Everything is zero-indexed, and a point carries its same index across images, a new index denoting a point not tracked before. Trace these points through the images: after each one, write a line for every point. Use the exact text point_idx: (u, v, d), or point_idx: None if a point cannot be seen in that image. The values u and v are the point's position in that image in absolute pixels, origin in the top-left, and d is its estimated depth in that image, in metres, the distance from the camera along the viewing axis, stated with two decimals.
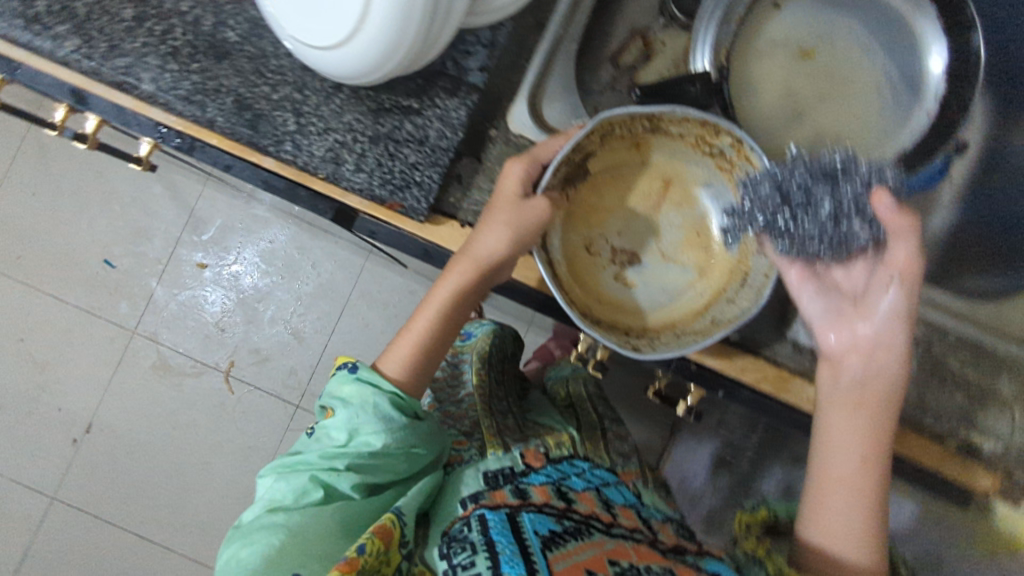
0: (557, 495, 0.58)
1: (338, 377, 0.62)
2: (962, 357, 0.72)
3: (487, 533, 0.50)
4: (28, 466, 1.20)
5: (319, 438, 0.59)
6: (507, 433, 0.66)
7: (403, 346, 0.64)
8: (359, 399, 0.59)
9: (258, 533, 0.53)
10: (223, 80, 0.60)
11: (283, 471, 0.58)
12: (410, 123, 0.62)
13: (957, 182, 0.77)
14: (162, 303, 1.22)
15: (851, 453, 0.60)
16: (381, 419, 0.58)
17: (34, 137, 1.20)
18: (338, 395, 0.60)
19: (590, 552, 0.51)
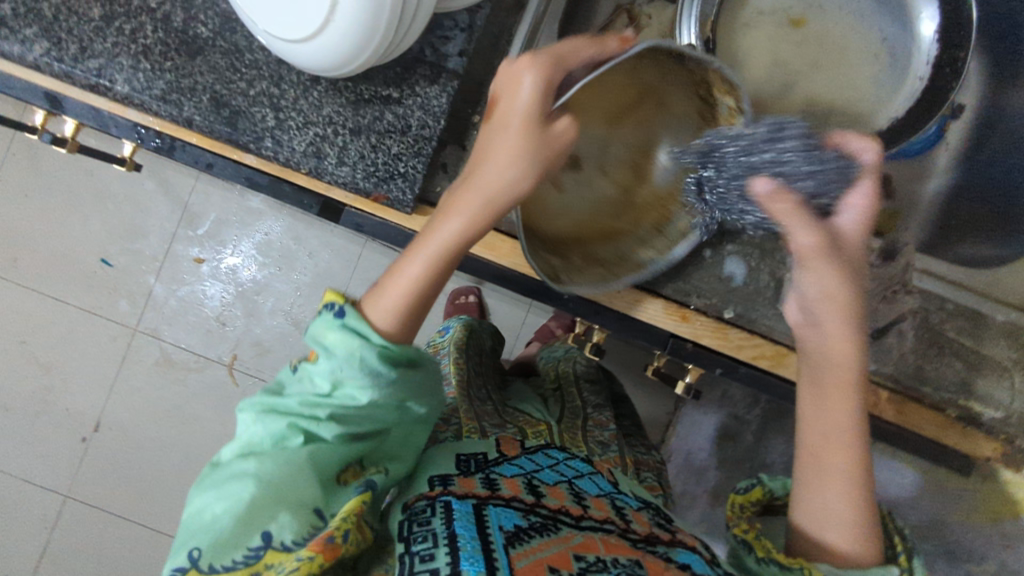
0: (527, 488, 0.54)
1: (323, 318, 0.48)
2: (960, 326, 0.70)
3: (450, 524, 0.47)
4: (41, 466, 1.21)
5: (301, 381, 0.48)
6: (485, 418, 0.64)
7: (390, 294, 0.49)
8: (345, 351, 0.47)
9: (229, 485, 0.45)
10: (198, 78, 0.59)
11: (259, 411, 0.48)
12: (391, 113, 0.61)
13: (954, 147, 0.79)
14: (161, 299, 1.22)
15: (827, 430, 0.55)
16: (371, 376, 0.47)
17: (22, 139, 1.19)
18: (321, 341, 0.48)
19: (556, 547, 0.48)
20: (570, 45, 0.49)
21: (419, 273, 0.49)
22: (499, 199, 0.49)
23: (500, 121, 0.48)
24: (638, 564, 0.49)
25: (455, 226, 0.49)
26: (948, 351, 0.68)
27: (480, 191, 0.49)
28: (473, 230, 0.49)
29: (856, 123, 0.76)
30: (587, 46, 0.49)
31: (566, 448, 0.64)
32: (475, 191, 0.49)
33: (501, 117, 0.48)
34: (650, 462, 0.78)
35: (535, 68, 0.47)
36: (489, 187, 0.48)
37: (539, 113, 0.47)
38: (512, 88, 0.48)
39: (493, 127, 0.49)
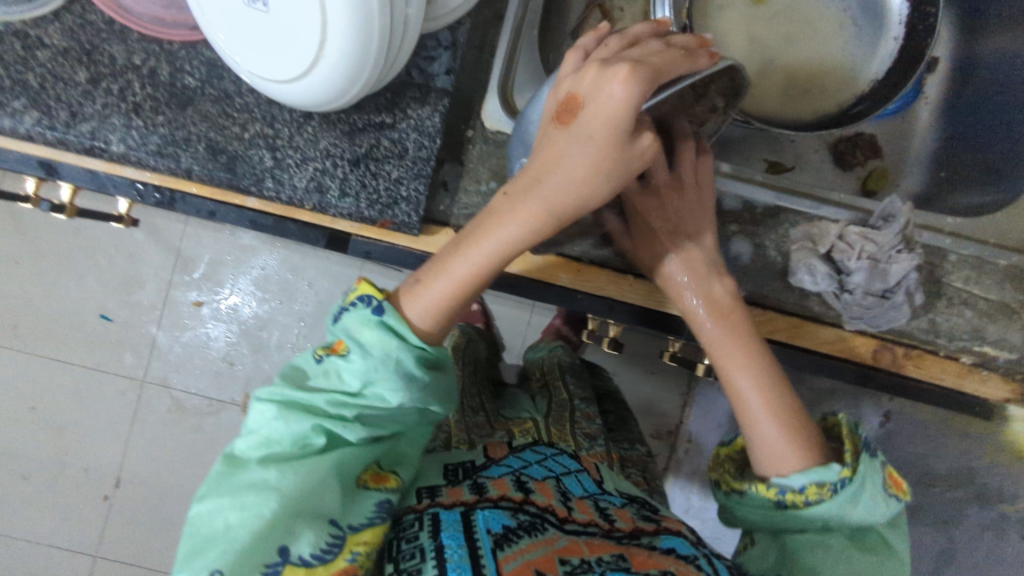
0: (515, 486, 0.56)
1: (357, 314, 0.51)
2: (969, 273, 0.69)
3: (438, 536, 0.49)
4: (67, 528, 1.21)
5: (329, 377, 0.50)
6: (474, 429, 0.67)
7: (434, 292, 0.52)
8: (380, 350, 0.49)
9: (249, 495, 0.45)
10: (192, 128, 0.59)
11: (282, 410, 0.48)
12: (387, 138, 0.61)
13: (933, 101, 0.83)
14: (166, 348, 1.22)
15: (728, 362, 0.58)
16: (403, 381, 0.49)
17: (6, 206, 1.18)
18: (356, 338, 0.50)
19: (542, 549, 0.49)
20: (667, 58, 0.47)
21: (464, 276, 0.52)
22: (559, 212, 0.50)
23: (580, 132, 0.48)
24: (624, 558, 0.50)
25: (508, 237, 0.51)
26: (959, 301, 0.68)
27: (542, 204, 0.50)
28: (524, 243, 0.51)
29: (829, 91, 0.79)
30: (685, 62, 0.48)
31: (554, 444, 0.66)
32: (539, 203, 0.50)
33: (582, 130, 0.48)
34: (635, 456, 0.79)
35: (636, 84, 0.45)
36: (551, 202, 0.50)
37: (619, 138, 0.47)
38: (604, 98, 0.46)
39: (568, 132, 0.49)
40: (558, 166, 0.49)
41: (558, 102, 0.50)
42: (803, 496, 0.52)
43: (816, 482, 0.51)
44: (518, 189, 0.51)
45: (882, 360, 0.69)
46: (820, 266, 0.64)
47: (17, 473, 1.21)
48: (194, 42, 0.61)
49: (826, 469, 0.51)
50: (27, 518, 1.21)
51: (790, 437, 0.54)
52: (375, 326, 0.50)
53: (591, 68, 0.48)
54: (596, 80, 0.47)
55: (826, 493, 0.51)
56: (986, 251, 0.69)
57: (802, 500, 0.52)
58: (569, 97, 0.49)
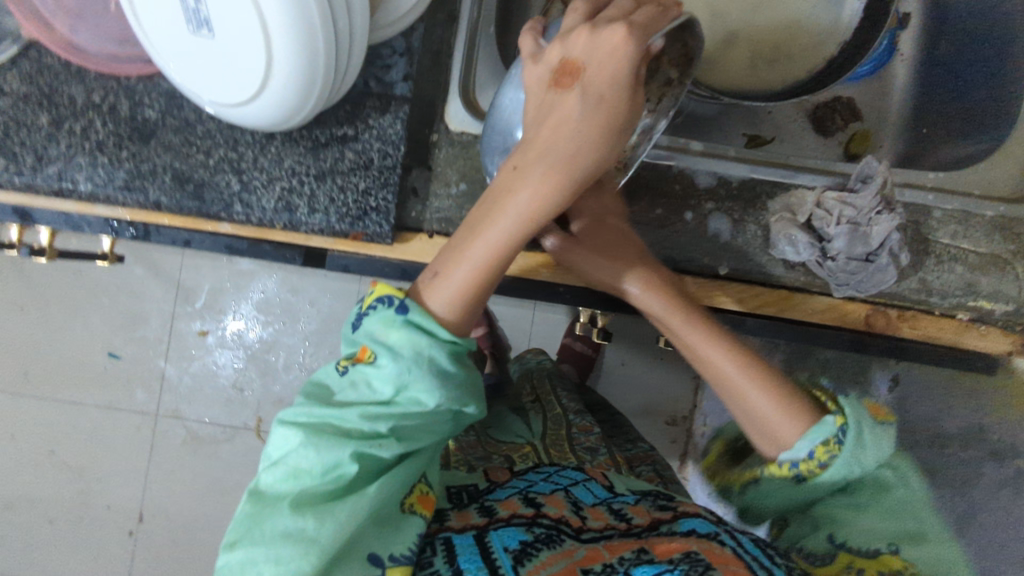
0: (525, 502, 0.56)
1: (381, 316, 0.48)
2: (953, 228, 0.67)
3: (454, 562, 0.50)
4: (96, 568, 1.23)
5: (358, 388, 0.47)
6: (469, 452, 0.69)
7: (455, 283, 0.49)
8: (411, 350, 0.47)
9: (282, 546, 0.43)
10: (156, 160, 0.60)
11: (310, 437, 0.45)
12: (351, 150, 0.61)
13: (909, 56, 0.82)
14: (175, 380, 1.23)
15: (711, 359, 0.54)
16: (439, 381, 0.47)
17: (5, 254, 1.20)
18: (383, 341, 0.48)
19: (563, 561, 0.50)
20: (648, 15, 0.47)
21: (485, 259, 0.49)
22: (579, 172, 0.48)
23: (582, 93, 0.47)
24: (646, 551, 0.50)
25: (523, 207, 0.48)
26: (947, 257, 0.67)
27: (557, 168, 0.48)
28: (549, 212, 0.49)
29: (800, 57, 0.78)
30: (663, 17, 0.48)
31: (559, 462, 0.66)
32: (551, 167, 0.48)
33: (586, 93, 0.47)
34: (644, 453, 0.80)
35: (630, 44, 0.46)
36: (564, 163, 0.48)
37: (614, 103, 0.47)
38: (605, 59, 0.46)
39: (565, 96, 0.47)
40: (563, 130, 0.47)
41: (549, 69, 0.49)
42: (814, 459, 0.47)
43: (821, 441, 0.47)
44: (527, 159, 0.48)
45: (877, 324, 0.67)
46: (801, 236, 0.63)
47: (43, 517, 1.22)
48: (150, 75, 0.61)
49: (825, 424, 0.47)
50: (57, 562, 1.23)
51: (775, 403, 0.50)
52: (402, 325, 0.48)
53: (580, 30, 0.47)
54: (589, 42, 0.47)
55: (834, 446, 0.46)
56: (970, 204, 0.68)
57: (817, 464, 0.47)
58: (561, 59, 0.48)
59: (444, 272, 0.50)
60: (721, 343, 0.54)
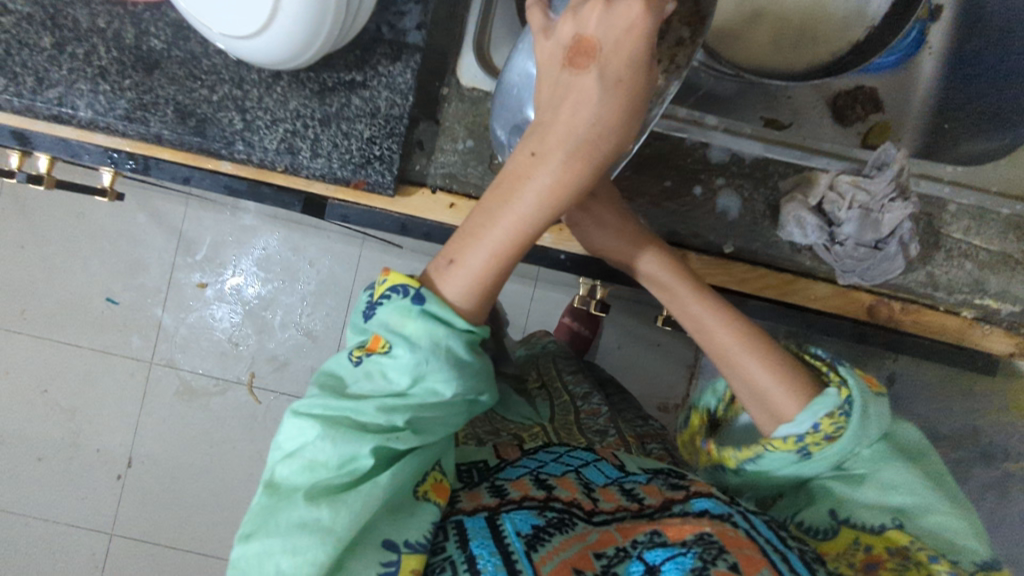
0: (536, 484, 0.57)
1: (397, 306, 0.47)
2: (965, 224, 0.66)
3: (467, 547, 0.50)
4: (84, 507, 1.29)
5: (373, 379, 0.47)
6: (479, 426, 0.69)
7: (471, 268, 0.49)
8: (427, 341, 0.46)
9: (300, 537, 0.44)
10: (159, 91, 0.58)
11: (326, 429, 0.46)
12: (358, 97, 0.60)
13: (936, 51, 0.80)
14: (172, 328, 1.30)
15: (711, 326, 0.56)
16: (456, 369, 0.47)
17: (10, 195, 1.27)
18: (399, 331, 0.47)
19: (575, 547, 0.51)
20: None
21: (502, 242, 0.49)
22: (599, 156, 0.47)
23: (598, 73, 0.45)
24: (659, 534, 0.52)
25: (540, 189, 0.47)
26: (957, 253, 0.66)
27: (577, 153, 0.47)
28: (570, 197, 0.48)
29: (823, 39, 0.76)
30: None
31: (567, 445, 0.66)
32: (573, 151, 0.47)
33: (599, 71, 0.45)
34: (652, 431, 0.81)
35: (646, 17, 0.44)
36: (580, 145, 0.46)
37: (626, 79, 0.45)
38: (622, 35, 0.45)
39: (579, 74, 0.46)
40: (577, 110, 0.46)
41: (562, 45, 0.46)
42: (819, 432, 0.50)
43: (824, 412, 0.49)
44: (543, 143, 0.47)
45: (879, 315, 0.66)
46: (809, 218, 0.61)
47: (33, 455, 1.29)
48: (158, 4, 0.59)
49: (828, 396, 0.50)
50: (48, 498, 1.29)
51: (783, 382, 0.52)
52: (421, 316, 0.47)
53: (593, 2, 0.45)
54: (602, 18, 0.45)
55: (836, 416, 0.49)
56: (986, 200, 0.66)
57: (822, 437, 0.50)
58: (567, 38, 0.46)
59: (458, 257, 0.49)
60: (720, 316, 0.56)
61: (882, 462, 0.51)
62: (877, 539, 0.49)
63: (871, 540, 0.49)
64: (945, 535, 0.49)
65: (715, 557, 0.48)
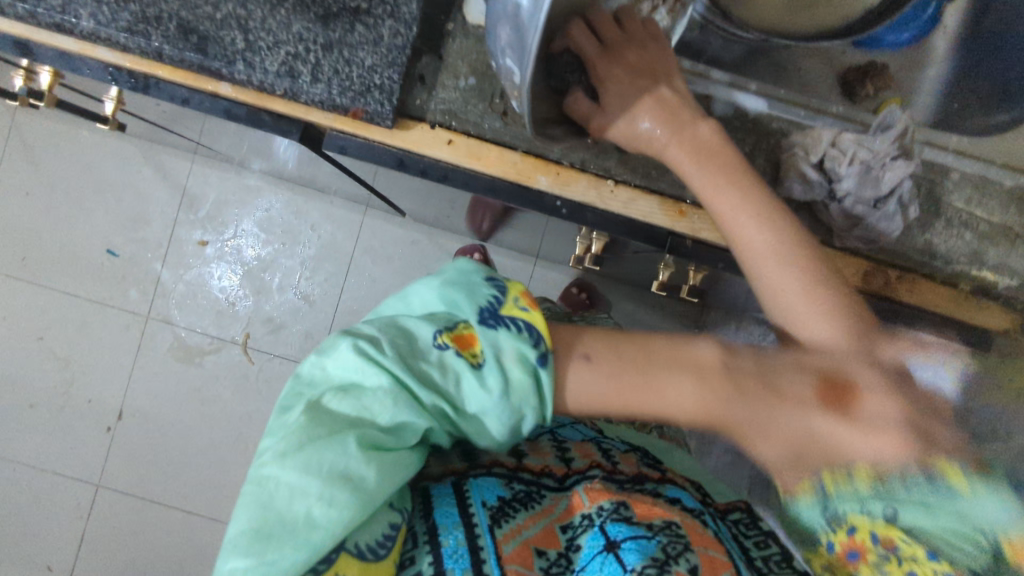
0: (508, 454, 0.58)
1: (512, 340, 0.49)
2: (966, 194, 0.65)
3: (430, 517, 0.51)
4: (70, 458, 1.29)
5: (451, 376, 0.48)
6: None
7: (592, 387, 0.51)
8: (518, 393, 0.48)
9: (340, 486, 0.43)
10: (162, 6, 0.58)
11: (400, 393, 0.46)
12: (362, 23, 0.59)
13: (949, 32, 0.79)
14: (170, 285, 1.32)
15: (765, 261, 0.56)
16: (514, 425, 0.49)
17: (21, 142, 1.29)
18: (497, 358, 0.48)
19: (540, 524, 0.51)
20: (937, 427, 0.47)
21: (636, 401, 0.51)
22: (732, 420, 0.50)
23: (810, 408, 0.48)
24: (625, 507, 0.51)
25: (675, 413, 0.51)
26: (957, 222, 0.65)
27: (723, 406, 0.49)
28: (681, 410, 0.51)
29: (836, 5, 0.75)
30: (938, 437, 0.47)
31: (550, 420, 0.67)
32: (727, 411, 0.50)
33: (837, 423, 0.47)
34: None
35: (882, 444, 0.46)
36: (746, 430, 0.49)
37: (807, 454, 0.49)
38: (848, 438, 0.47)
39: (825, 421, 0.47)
40: (792, 427, 0.48)
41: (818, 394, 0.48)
42: (854, 485, 0.47)
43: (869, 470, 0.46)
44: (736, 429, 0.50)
45: (873, 283, 0.65)
46: (811, 173, 0.61)
47: (24, 402, 1.29)
48: None
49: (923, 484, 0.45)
50: (35, 447, 1.29)
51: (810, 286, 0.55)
52: (530, 369, 0.48)
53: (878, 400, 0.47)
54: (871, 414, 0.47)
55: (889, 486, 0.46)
56: (989, 170, 0.65)
57: (856, 488, 0.47)
58: (878, 361, 0.51)
59: (595, 362, 0.51)
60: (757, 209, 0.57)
61: (925, 516, 0.46)
62: (868, 530, 0.48)
63: (859, 529, 0.48)
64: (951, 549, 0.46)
65: (678, 553, 0.47)
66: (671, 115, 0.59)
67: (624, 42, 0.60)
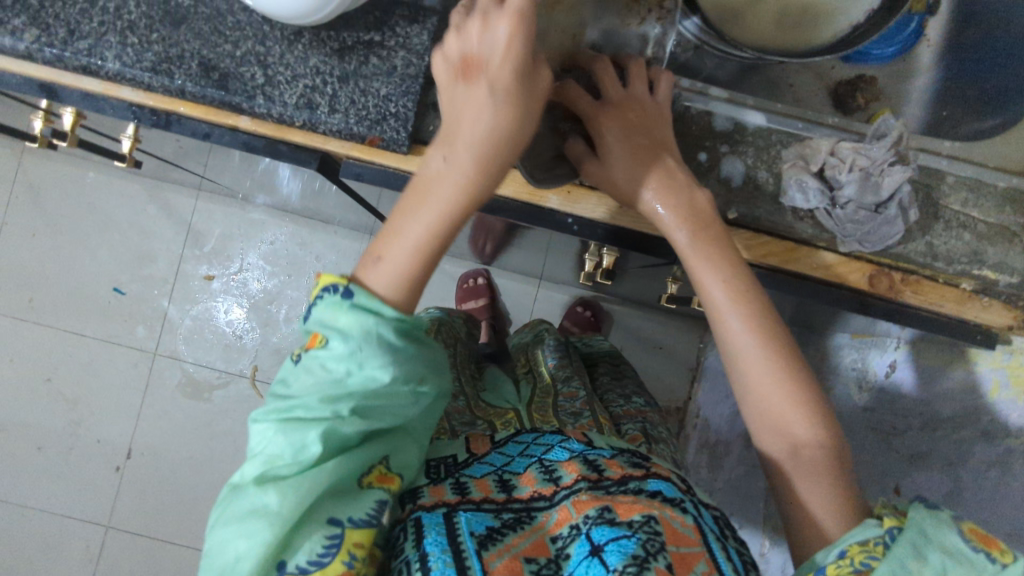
0: (498, 486, 0.57)
1: (328, 302, 0.49)
2: (962, 196, 0.67)
3: (421, 545, 0.50)
4: (79, 499, 1.29)
5: (310, 371, 0.48)
6: (455, 417, 0.68)
7: (399, 262, 0.51)
8: (359, 331, 0.47)
9: (249, 522, 0.46)
10: (184, 46, 0.61)
11: (280, 424, 0.47)
12: (376, 55, 0.62)
13: (933, 43, 0.82)
14: (177, 320, 1.33)
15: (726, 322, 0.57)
16: (390, 360, 0.48)
17: (28, 185, 1.31)
18: (331, 326, 0.48)
19: (529, 538, 0.52)
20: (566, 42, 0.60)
21: (434, 221, 0.51)
22: (481, 145, 0.51)
23: (485, 82, 0.50)
24: (608, 509, 0.51)
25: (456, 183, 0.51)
26: (956, 223, 0.67)
27: (477, 155, 0.51)
28: (468, 191, 0.51)
29: (824, 19, 0.78)
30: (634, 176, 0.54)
31: (536, 428, 0.65)
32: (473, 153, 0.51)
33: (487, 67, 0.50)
34: (633, 409, 0.80)
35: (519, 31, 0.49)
36: (447, 128, 0.52)
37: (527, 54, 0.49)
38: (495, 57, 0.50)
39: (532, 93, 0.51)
40: (468, 102, 0.51)
41: (450, 64, 0.53)
42: (850, 562, 0.48)
43: (857, 542, 0.49)
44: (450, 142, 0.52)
45: (879, 285, 0.67)
46: (812, 182, 0.63)
47: (32, 445, 1.29)
48: None
49: (866, 528, 0.49)
50: (43, 489, 1.29)
51: (765, 348, 0.56)
52: (362, 324, 0.48)
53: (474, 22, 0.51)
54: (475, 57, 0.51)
55: (876, 550, 0.48)
56: (983, 172, 0.68)
57: (851, 569, 0.48)
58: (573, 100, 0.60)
59: (382, 254, 0.51)
60: (727, 270, 0.57)
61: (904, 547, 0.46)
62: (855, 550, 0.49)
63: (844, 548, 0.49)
64: (926, 557, 0.46)
65: (657, 549, 0.48)
66: (668, 177, 0.59)
67: (623, 99, 0.61)
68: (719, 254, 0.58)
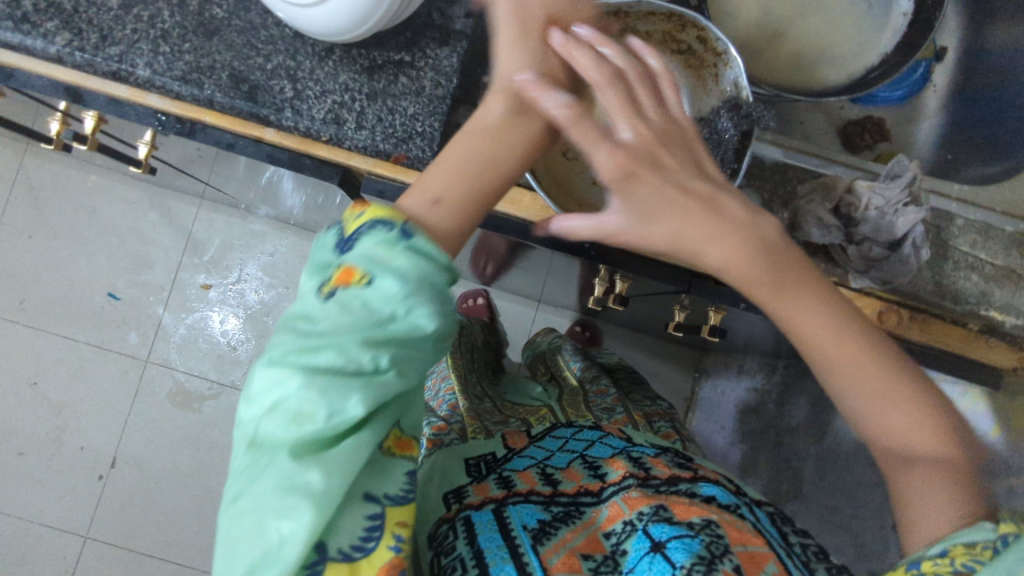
0: (542, 478, 0.57)
1: (372, 237, 0.42)
2: (972, 237, 0.69)
3: (474, 542, 0.49)
4: (56, 508, 1.26)
5: (348, 310, 0.40)
6: (486, 416, 0.69)
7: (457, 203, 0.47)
8: (415, 272, 0.41)
9: (287, 497, 0.37)
10: (216, 57, 0.61)
11: (312, 375, 0.38)
12: (406, 75, 0.63)
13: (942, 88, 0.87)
14: (171, 328, 1.31)
15: (849, 378, 0.49)
16: (440, 306, 0.42)
17: (28, 187, 1.30)
18: (381, 263, 0.41)
19: (582, 534, 0.51)
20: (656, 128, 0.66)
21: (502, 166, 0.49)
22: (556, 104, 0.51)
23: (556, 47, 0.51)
24: (665, 508, 0.49)
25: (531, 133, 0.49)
26: (965, 264, 0.68)
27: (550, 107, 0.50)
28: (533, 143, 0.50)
29: (837, 65, 0.80)
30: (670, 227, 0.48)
31: (573, 423, 0.67)
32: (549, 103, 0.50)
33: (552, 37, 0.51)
34: (660, 409, 0.81)
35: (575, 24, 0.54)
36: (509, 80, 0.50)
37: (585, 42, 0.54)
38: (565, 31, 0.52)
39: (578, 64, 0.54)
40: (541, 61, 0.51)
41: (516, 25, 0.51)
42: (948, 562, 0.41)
43: (963, 542, 0.42)
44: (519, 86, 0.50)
45: (889, 322, 0.68)
46: (827, 218, 0.64)
47: (12, 450, 1.26)
48: None
49: (978, 530, 0.42)
50: (20, 497, 1.25)
51: (903, 407, 0.48)
52: (411, 259, 0.41)
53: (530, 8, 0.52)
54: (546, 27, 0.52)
55: (983, 554, 0.40)
56: (992, 217, 0.70)
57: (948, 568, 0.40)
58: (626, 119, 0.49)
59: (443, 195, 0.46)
60: (833, 319, 0.50)
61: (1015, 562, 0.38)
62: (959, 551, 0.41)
63: (949, 548, 0.42)
64: None
65: (722, 553, 0.45)
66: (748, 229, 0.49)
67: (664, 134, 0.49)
68: (817, 300, 0.50)
